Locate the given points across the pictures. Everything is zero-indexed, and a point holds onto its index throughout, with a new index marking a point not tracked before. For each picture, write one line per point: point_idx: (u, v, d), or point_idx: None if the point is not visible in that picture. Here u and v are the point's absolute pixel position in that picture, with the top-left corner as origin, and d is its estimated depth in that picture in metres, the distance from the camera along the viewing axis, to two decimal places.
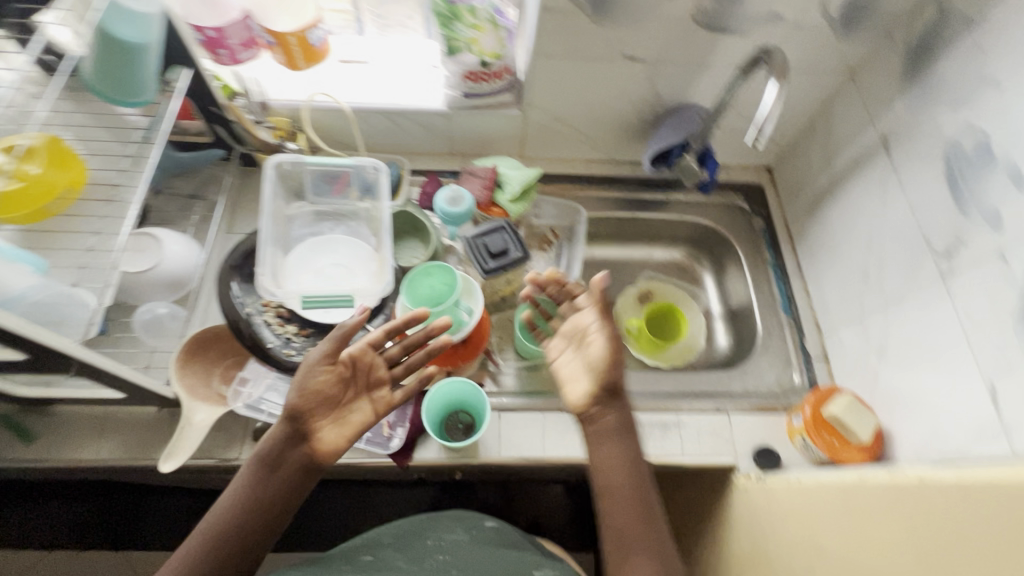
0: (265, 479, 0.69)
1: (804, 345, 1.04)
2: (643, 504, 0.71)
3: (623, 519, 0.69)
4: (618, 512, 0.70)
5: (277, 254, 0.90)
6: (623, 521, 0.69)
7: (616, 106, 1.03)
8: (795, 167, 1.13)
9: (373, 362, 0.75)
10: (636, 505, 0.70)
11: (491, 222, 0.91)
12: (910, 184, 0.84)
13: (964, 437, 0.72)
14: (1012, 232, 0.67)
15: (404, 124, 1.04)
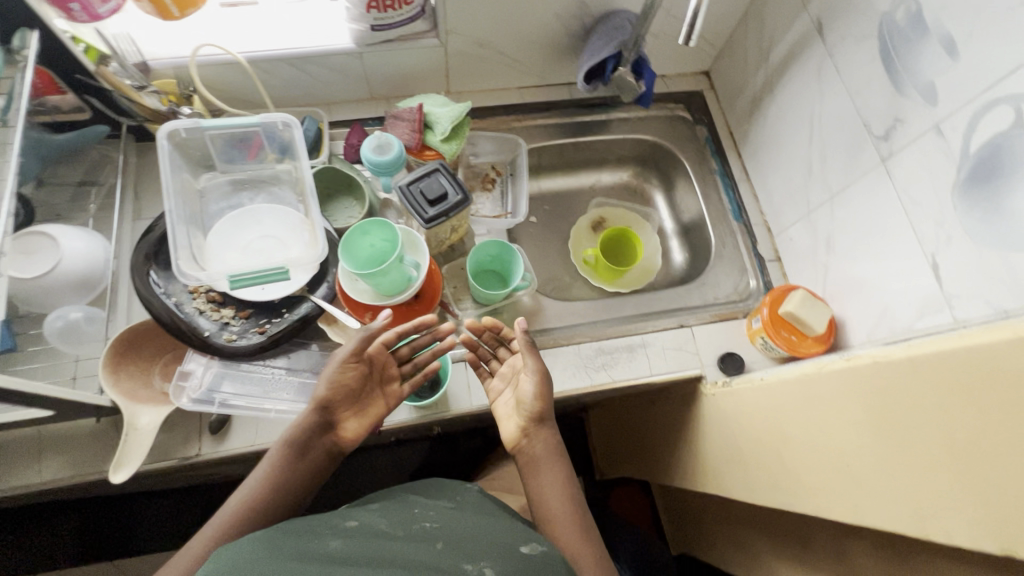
0: (280, 477, 0.69)
1: (757, 249, 1.05)
2: (583, 517, 0.72)
3: (563, 539, 0.69)
4: (556, 535, 0.70)
5: (196, 234, 0.82)
6: (563, 542, 0.69)
7: (540, 22, 0.95)
8: (733, 67, 1.09)
9: (389, 358, 0.81)
10: (574, 524, 0.70)
11: (424, 167, 0.84)
12: (846, 68, 0.81)
13: (912, 313, 0.75)
14: (946, 104, 0.66)
15: (312, 70, 0.94)
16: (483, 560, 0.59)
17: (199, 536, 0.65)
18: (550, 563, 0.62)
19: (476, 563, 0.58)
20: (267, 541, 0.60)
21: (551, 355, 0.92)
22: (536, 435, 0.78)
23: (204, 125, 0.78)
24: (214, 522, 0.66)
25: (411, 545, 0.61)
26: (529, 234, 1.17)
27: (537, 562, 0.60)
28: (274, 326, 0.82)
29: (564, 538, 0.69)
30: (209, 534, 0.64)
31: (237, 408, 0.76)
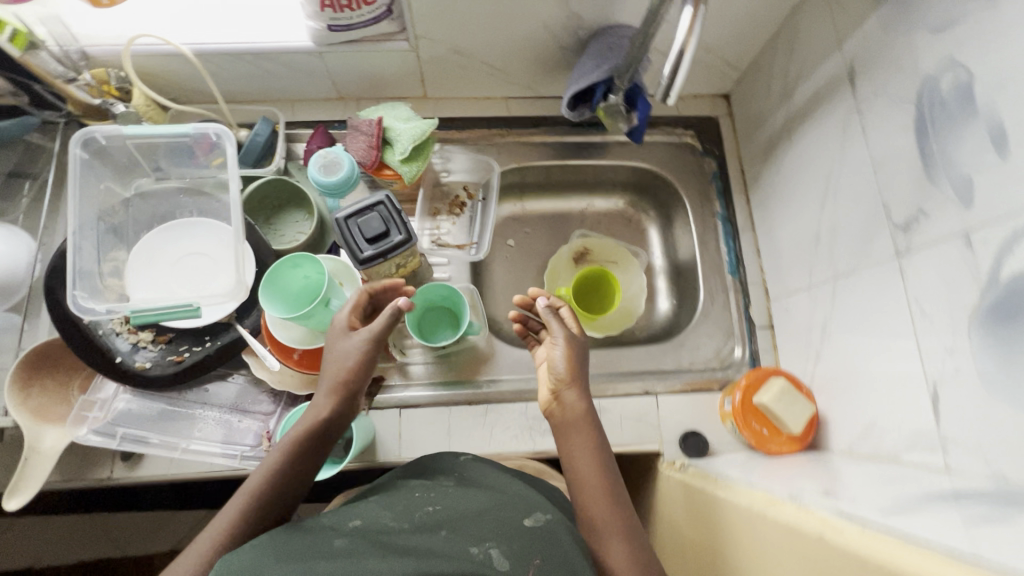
0: (304, 453, 0.63)
1: (749, 312, 0.93)
2: (616, 498, 0.64)
3: (604, 536, 0.62)
4: (601, 534, 0.62)
5: (114, 248, 0.76)
6: (605, 548, 0.61)
7: (524, 32, 0.82)
8: (754, 95, 0.94)
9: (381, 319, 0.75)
10: (613, 516, 0.62)
11: (367, 198, 0.75)
12: (872, 130, 0.67)
13: (897, 442, 0.63)
14: (982, 210, 0.53)
15: (266, 65, 0.84)
16: (489, 542, 0.55)
17: (213, 527, 0.58)
18: (558, 531, 0.58)
19: (482, 546, 0.55)
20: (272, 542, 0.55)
21: (494, 411, 0.84)
22: (569, 407, 0.70)
23: (126, 132, 0.72)
24: (231, 508, 0.59)
25: (413, 534, 0.57)
26: (504, 261, 1.07)
27: (544, 536, 0.57)
28: (192, 355, 0.76)
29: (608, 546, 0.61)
30: (225, 521, 0.58)
31: (146, 446, 0.71)
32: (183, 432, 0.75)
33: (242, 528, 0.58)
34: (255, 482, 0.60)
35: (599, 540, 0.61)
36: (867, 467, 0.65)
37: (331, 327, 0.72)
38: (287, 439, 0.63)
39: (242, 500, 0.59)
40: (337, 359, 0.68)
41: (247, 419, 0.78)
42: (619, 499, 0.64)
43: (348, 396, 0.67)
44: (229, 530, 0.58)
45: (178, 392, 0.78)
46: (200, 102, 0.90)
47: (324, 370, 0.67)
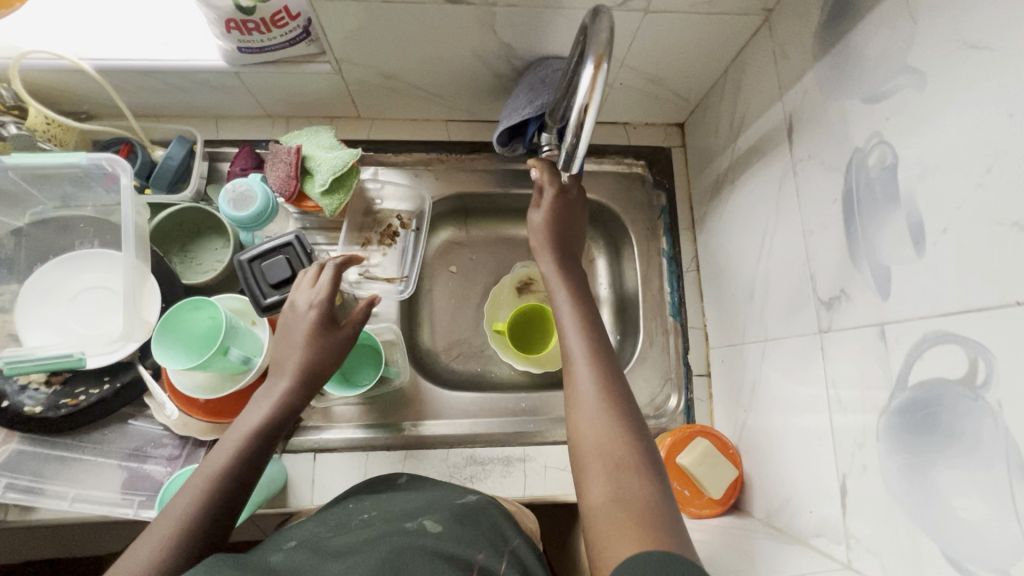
0: (265, 440, 0.60)
1: (687, 357, 0.90)
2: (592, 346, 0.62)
3: (572, 377, 0.60)
4: (570, 378, 0.60)
5: (4, 282, 0.72)
6: (576, 396, 0.59)
7: (455, 60, 0.77)
8: (704, 130, 0.89)
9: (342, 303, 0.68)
10: (582, 350, 0.62)
11: (275, 239, 0.71)
12: (804, 194, 0.63)
13: (809, 525, 0.61)
14: (897, 304, 0.49)
15: (178, 83, 0.78)
16: (421, 516, 0.55)
17: (161, 523, 0.51)
18: (490, 512, 0.59)
19: (416, 520, 0.54)
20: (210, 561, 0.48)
21: (414, 457, 0.82)
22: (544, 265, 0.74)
23: (8, 161, 0.67)
24: (182, 498, 0.53)
25: (350, 533, 0.54)
26: (444, 290, 1.01)
27: (475, 514, 0.58)
28: (89, 398, 0.73)
29: (578, 391, 0.59)
30: (178, 511, 0.52)
31: (37, 497, 0.68)
32: (78, 480, 0.72)
33: (201, 515, 0.52)
34: (215, 468, 0.56)
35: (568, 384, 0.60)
36: (776, 545, 0.63)
37: (298, 306, 0.66)
38: (249, 425, 0.60)
39: (201, 484, 0.54)
40: (305, 346, 0.64)
41: (149, 465, 0.75)
42: (594, 339, 0.63)
43: (309, 387, 0.64)
44: (184, 523, 0.52)
45: (76, 434, 0.74)
46: (113, 118, 0.84)
47: (293, 355, 0.63)
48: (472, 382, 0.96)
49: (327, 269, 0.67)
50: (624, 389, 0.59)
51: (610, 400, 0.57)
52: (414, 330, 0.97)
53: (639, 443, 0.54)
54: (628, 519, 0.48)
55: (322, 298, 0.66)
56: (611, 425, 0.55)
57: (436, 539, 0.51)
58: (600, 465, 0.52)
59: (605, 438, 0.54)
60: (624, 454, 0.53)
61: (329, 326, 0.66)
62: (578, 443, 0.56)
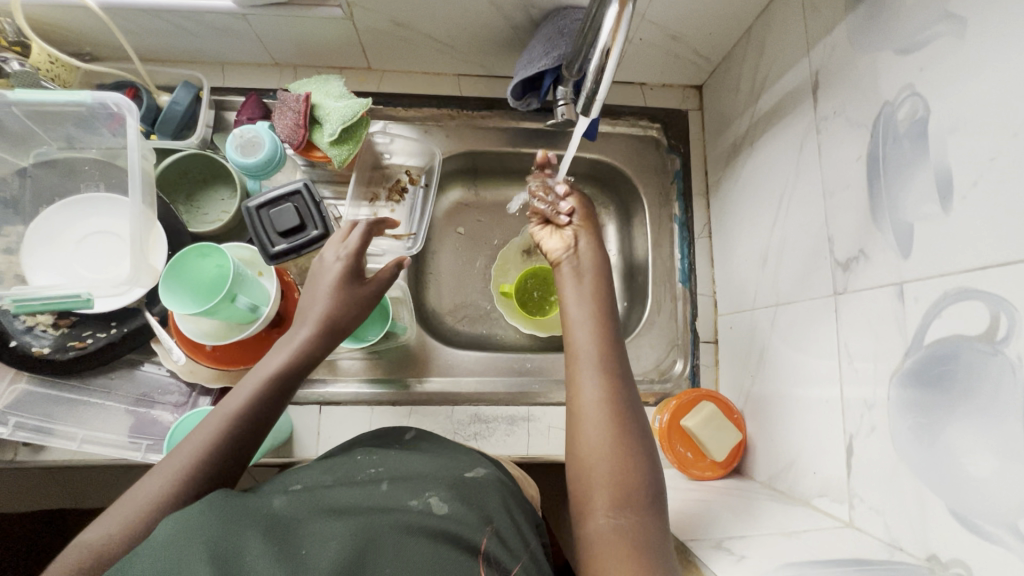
0: (281, 389, 0.60)
1: (694, 324, 0.89)
2: (606, 357, 0.61)
3: (579, 386, 0.59)
4: (575, 382, 0.60)
5: (9, 224, 0.71)
6: (578, 406, 0.58)
7: (470, 7, 0.74)
8: (724, 91, 0.87)
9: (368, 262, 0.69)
10: (592, 359, 0.61)
11: (283, 187, 0.69)
12: (827, 153, 0.61)
13: (812, 486, 0.62)
14: (918, 263, 0.48)
15: (185, 25, 0.76)
16: (428, 491, 0.53)
17: (172, 459, 0.52)
18: (498, 494, 0.56)
19: (421, 497, 0.52)
20: (210, 500, 0.47)
21: (419, 413, 0.83)
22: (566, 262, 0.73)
23: (13, 96, 0.65)
24: (195, 438, 0.53)
25: (353, 489, 0.52)
26: (452, 251, 1.00)
27: (482, 494, 0.55)
28: (96, 342, 0.73)
29: (583, 402, 0.58)
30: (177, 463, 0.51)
31: (47, 435, 0.69)
32: (86, 421, 0.73)
33: (213, 457, 0.53)
34: (232, 409, 0.56)
35: (573, 393, 0.60)
36: (776, 504, 0.63)
37: (327, 259, 0.67)
38: (267, 370, 0.60)
39: (216, 427, 0.54)
40: (329, 299, 0.65)
41: (156, 410, 0.75)
42: (606, 342, 0.63)
43: (329, 339, 0.64)
44: (193, 467, 0.51)
45: (83, 378, 0.74)
46: (118, 61, 0.82)
47: (315, 305, 0.64)
48: (478, 343, 0.96)
49: (358, 228, 0.69)
50: (636, 416, 0.58)
51: (613, 416, 0.57)
52: (420, 290, 0.96)
53: (647, 478, 0.54)
54: (626, 552, 0.49)
55: (351, 254, 0.67)
56: (611, 447, 0.55)
57: (440, 521, 0.49)
58: (606, 491, 0.53)
59: (606, 465, 0.54)
60: (631, 488, 0.53)
61: (354, 282, 0.67)
62: (580, 454, 0.56)
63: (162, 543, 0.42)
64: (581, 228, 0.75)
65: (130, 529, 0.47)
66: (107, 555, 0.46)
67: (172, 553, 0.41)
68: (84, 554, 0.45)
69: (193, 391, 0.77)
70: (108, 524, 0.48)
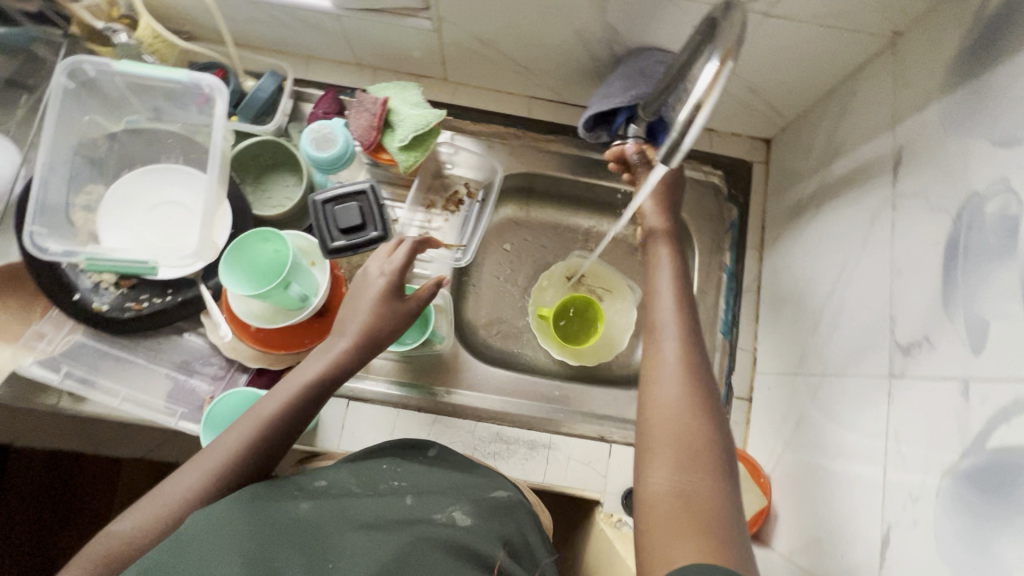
0: (313, 396, 0.61)
1: (730, 377, 0.87)
2: (685, 324, 0.63)
3: (658, 348, 0.61)
4: (654, 347, 0.61)
5: (91, 183, 0.75)
6: (656, 369, 0.59)
7: (555, 37, 0.76)
8: (793, 149, 0.86)
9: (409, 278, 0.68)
10: (672, 325, 0.62)
11: (350, 185, 0.71)
12: (900, 231, 0.60)
13: (838, 569, 0.59)
14: (989, 363, 0.46)
15: (283, 18, 0.79)
16: (451, 504, 0.54)
17: (205, 457, 0.55)
18: (517, 513, 0.57)
19: (445, 513, 0.53)
20: (239, 498, 0.49)
21: (442, 423, 0.83)
22: (648, 223, 0.75)
23: (117, 67, 0.69)
24: (230, 438, 0.56)
25: (377, 499, 0.53)
26: (495, 266, 1.01)
27: (506, 513, 0.56)
28: (150, 306, 0.76)
29: (661, 367, 0.59)
30: (205, 468, 0.54)
31: (91, 389, 0.72)
32: (129, 381, 0.75)
33: (240, 464, 0.55)
34: (265, 414, 0.57)
35: (652, 355, 0.61)
36: None
37: (371, 271, 0.68)
38: (303, 376, 0.61)
39: (250, 428, 0.56)
40: (369, 311, 0.65)
41: (194, 380, 0.78)
42: (685, 309, 0.64)
43: (365, 354, 0.65)
44: (219, 471, 0.54)
45: (133, 338, 0.77)
46: (213, 42, 0.86)
47: (354, 319, 0.65)
48: (508, 361, 0.96)
49: (404, 245, 0.69)
50: (708, 382, 0.59)
51: (690, 379, 0.58)
52: (460, 300, 0.97)
53: (719, 443, 0.54)
54: (687, 519, 0.49)
55: (393, 270, 0.67)
56: (686, 408, 0.55)
57: (461, 536, 0.50)
58: (669, 453, 0.53)
59: (680, 425, 0.54)
60: (700, 451, 0.53)
61: (396, 298, 0.67)
62: (653, 420, 0.56)
63: (193, 539, 0.45)
64: (653, 205, 0.76)
65: (162, 519, 0.51)
66: (133, 546, 0.50)
67: (205, 551, 0.44)
68: (113, 545, 0.50)
69: (231, 367, 0.79)
70: (141, 516, 0.52)
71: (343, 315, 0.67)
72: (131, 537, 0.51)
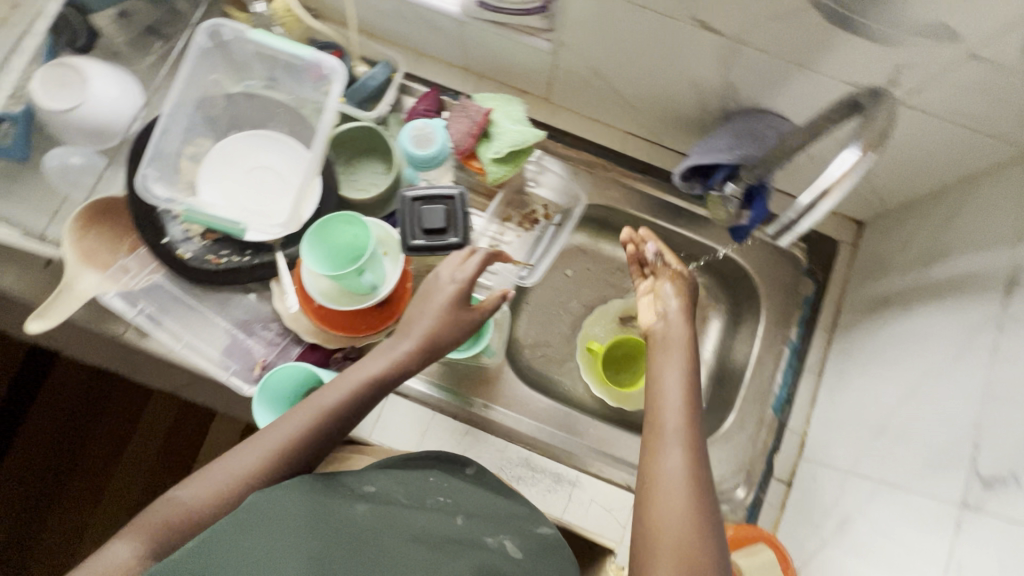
0: (370, 396, 0.63)
1: (772, 456, 0.84)
2: (691, 431, 0.60)
3: (659, 454, 0.59)
4: (658, 449, 0.59)
5: (201, 136, 0.78)
6: (658, 474, 0.58)
7: (671, 82, 0.75)
8: (888, 239, 0.83)
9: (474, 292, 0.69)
10: (676, 427, 0.60)
11: (441, 188, 0.72)
12: (1004, 355, 0.56)
13: None
14: None
15: (409, 15, 0.82)
16: (499, 534, 0.59)
17: (248, 456, 0.57)
18: (558, 553, 0.61)
19: (495, 540, 0.58)
20: (300, 494, 0.54)
21: (473, 436, 0.82)
22: (671, 332, 0.69)
23: (253, 35, 0.73)
24: (291, 424, 0.59)
25: (427, 515, 0.58)
26: (553, 289, 1.00)
27: (546, 552, 0.59)
28: (228, 263, 0.79)
29: (664, 470, 0.57)
30: (257, 458, 0.57)
31: (156, 328, 0.75)
32: (193, 328, 0.78)
33: (288, 459, 0.58)
34: (324, 407, 0.60)
35: (652, 460, 0.59)
36: None
37: (440, 277, 0.69)
38: (366, 373, 0.63)
39: (311, 418, 0.59)
40: (437, 317, 0.66)
41: (252, 339, 0.80)
42: (692, 415, 0.61)
43: (428, 356, 0.67)
44: (267, 465, 0.57)
45: (205, 289, 0.80)
46: (337, 24, 0.89)
47: (422, 322, 0.66)
48: (547, 387, 0.95)
49: (478, 255, 0.69)
50: (710, 493, 0.57)
51: (694, 487, 0.56)
52: (512, 316, 0.97)
53: (717, 562, 0.53)
54: None
55: (462, 279, 0.68)
56: (689, 519, 0.54)
57: (509, 565, 0.55)
58: (672, 561, 0.52)
59: (683, 536, 0.53)
60: (700, 565, 0.52)
61: (462, 307, 0.68)
62: (657, 520, 0.55)
63: (264, 529, 0.49)
64: (682, 315, 0.70)
65: (220, 496, 0.55)
66: (190, 521, 0.54)
67: (274, 543, 0.48)
68: (176, 514, 0.54)
69: (288, 336, 0.81)
70: (202, 488, 0.55)
71: (408, 314, 0.68)
72: (185, 508, 0.54)
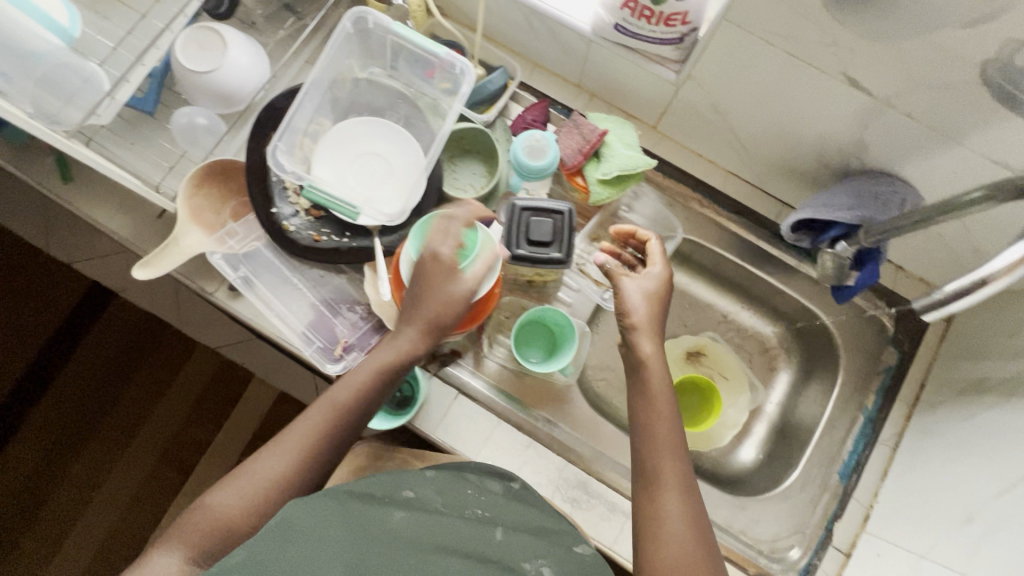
0: (380, 386, 0.64)
1: (833, 524, 0.81)
2: (683, 483, 0.59)
3: (660, 508, 0.58)
4: (656, 502, 0.58)
5: (322, 116, 0.80)
6: (661, 529, 0.57)
7: (796, 131, 0.74)
8: (989, 322, 0.79)
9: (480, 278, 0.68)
10: (670, 476, 0.59)
11: (553, 202, 0.73)
12: None
13: None
14: None
15: (538, 27, 0.82)
16: (538, 556, 0.57)
17: (269, 461, 0.58)
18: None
19: (533, 563, 0.56)
20: (337, 497, 0.55)
21: (534, 449, 0.82)
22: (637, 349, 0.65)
23: (393, 27, 0.75)
24: (306, 423, 0.60)
25: (464, 528, 0.58)
26: None
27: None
28: (327, 241, 0.80)
29: (665, 526, 0.57)
30: (280, 463, 0.58)
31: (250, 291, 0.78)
32: (284, 298, 0.80)
33: (308, 456, 0.59)
34: (339, 401, 0.62)
35: (654, 513, 0.58)
36: None
37: (447, 262, 0.68)
38: (376, 365, 0.64)
39: (324, 415, 0.61)
40: (447, 307, 0.66)
41: (337, 319, 0.81)
42: (682, 466, 0.60)
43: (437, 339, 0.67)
44: (290, 465, 0.58)
45: (299, 263, 0.82)
46: (461, 25, 0.91)
47: (429, 309, 0.66)
48: (606, 412, 0.94)
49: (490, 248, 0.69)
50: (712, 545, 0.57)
51: (695, 542, 0.56)
52: None
53: None
54: None
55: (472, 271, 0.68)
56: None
57: None
58: None
59: None
60: None
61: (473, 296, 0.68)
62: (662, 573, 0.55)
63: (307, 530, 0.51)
64: (649, 333, 0.66)
65: (250, 501, 0.56)
66: (222, 526, 0.55)
67: (314, 546, 0.50)
68: (209, 521, 0.55)
69: (372, 322, 0.81)
70: (231, 495, 0.56)
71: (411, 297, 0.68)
72: (217, 515, 0.55)
